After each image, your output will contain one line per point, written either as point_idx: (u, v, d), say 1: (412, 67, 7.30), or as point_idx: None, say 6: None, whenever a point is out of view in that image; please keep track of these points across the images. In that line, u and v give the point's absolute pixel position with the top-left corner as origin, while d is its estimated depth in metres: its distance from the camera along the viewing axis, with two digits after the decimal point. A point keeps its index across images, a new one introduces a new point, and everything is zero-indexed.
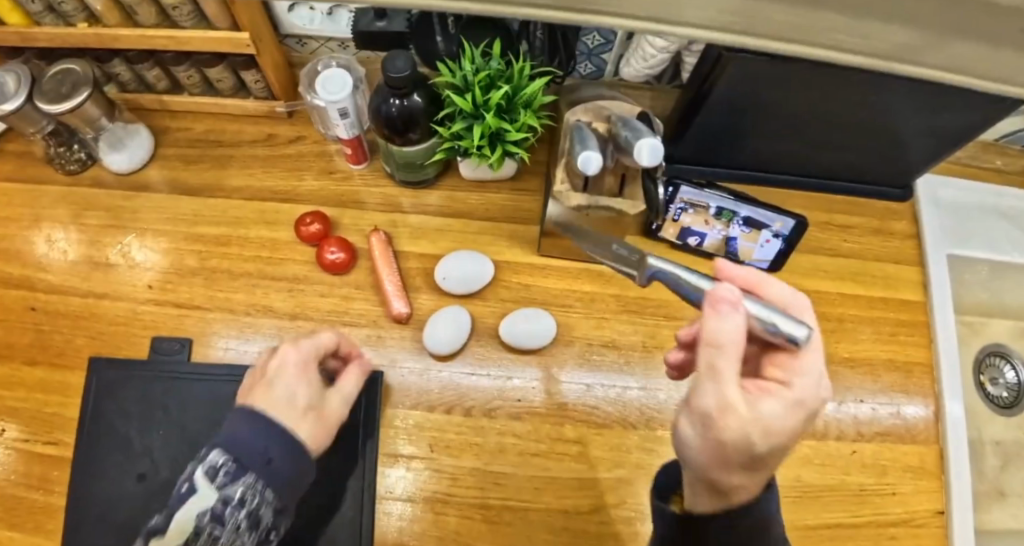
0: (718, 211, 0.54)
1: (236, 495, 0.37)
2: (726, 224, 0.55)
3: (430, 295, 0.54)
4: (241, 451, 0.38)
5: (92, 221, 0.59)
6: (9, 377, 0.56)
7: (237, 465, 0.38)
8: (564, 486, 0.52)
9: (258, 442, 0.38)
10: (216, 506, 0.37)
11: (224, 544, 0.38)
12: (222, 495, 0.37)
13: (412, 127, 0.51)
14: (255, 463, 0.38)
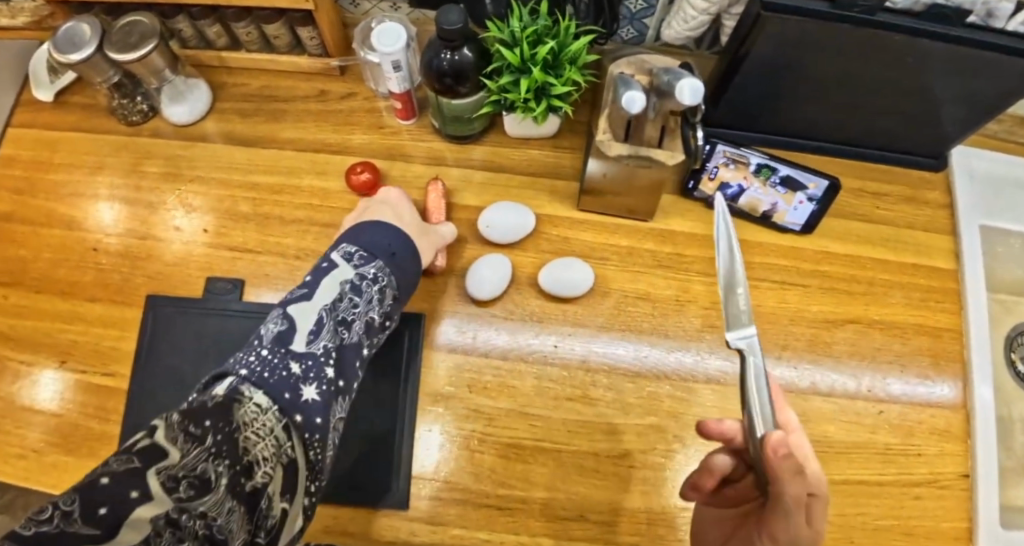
0: (757, 168, 0.55)
1: (369, 272, 0.47)
2: (764, 182, 0.56)
3: (472, 244, 0.57)
4: (370, 245, 0.48)
5: (152, 169, 0.62)
6: (73, 313, 0.60)
7: (368, 253, 0.48)
8: (596, 430, 0.54)
9: (388, 240, 0.49)
10: (355, 280, 0.46)
11: (362, 309, 0.45)
12: (358, 270, 0.46)
13: (461, 81, 0.53)
14: (380, 254, 0.48)
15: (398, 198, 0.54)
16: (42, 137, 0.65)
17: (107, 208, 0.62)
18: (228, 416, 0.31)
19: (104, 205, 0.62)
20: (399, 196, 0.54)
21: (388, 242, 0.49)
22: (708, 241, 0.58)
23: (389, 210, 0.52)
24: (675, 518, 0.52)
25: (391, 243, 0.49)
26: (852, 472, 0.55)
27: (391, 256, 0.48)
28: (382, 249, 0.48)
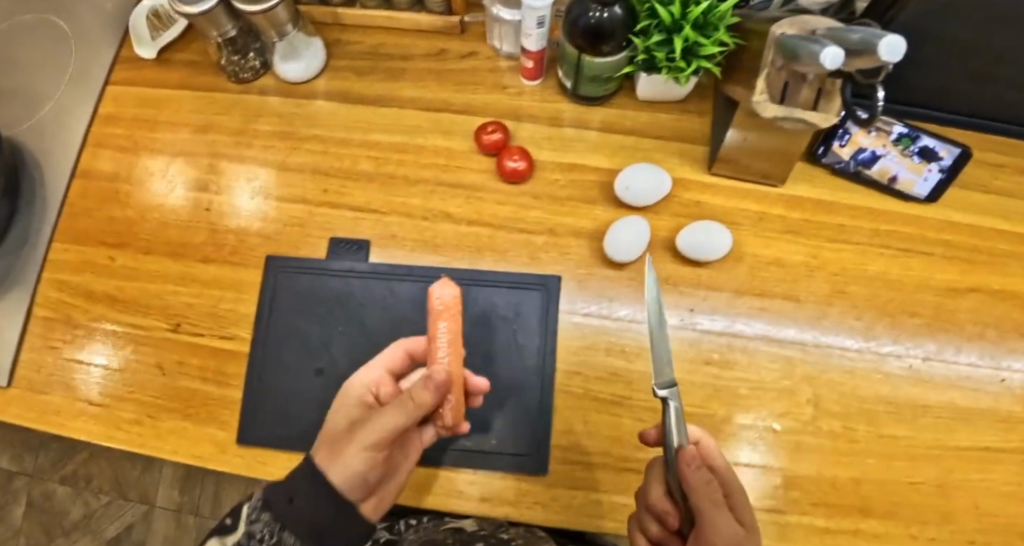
0: (900, 136, 0.58)
1: (258, 530, 0.37)
2: (903, 151, 0.58)
3: (607, 206, 0.56)
4: (287, 511, 0.37)
5: (264, 127, 0.61)
6: (183, 274, 0.58)
7: (277, 521, 0.37)
8: (734, 393, 0.53)
9: (354, 464, 0.37)
10: (246, 543, 0.37)
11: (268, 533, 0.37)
12: (247, 529, 0.37)
13: (604, 40, 0.51)
14: (328, 439, 0.39)
15: (368, 369, 0.43)
16: (145, 95, 0.64)
17: (179, 177, 0.61)
18: None
19: (171, 172, 0.61)
20: (370, 374, 0.43)
21: (333, 459, 0.38)
22: (834, 208, 0.59)
23: (359, 379, 0.43)
24: (810, 483, 0.52)
25: (348, 464, 0.37)
26: (980, 439, 0.54)
27: (358, 474, 0.37)
28: (326, 441, 0.39)
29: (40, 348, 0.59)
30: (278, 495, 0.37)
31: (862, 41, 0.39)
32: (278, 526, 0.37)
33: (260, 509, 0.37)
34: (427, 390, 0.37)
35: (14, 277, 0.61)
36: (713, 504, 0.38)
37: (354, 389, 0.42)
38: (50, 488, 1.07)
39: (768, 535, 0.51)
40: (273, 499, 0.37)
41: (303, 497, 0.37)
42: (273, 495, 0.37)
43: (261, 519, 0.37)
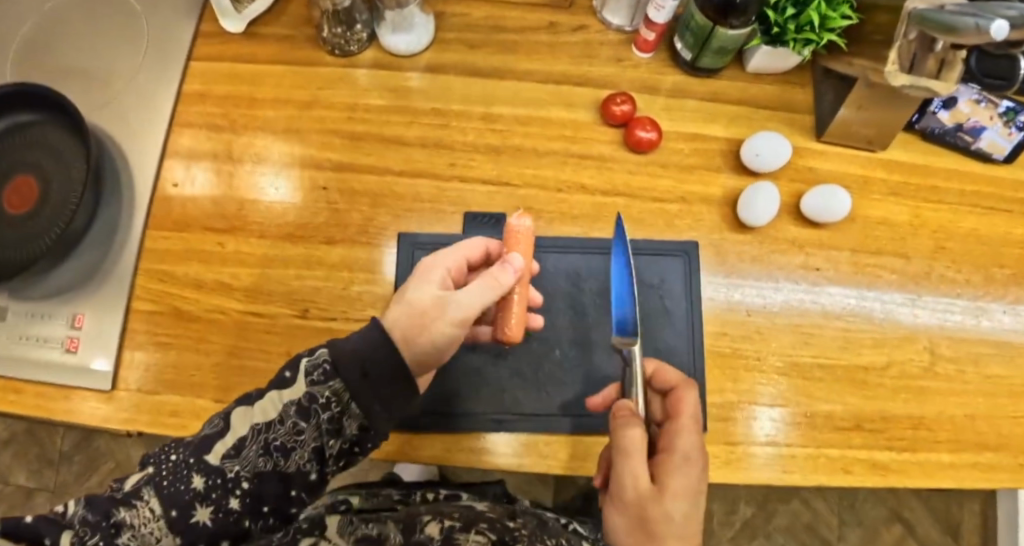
0: (1006, 109, 0.63)
1: (321, 397, 0.38)
2: (1007, 122, 0.63)
3: (730, 173, 0.58)
4: (339, 357, 0.38)
5: (375, 102, 0.59)
6: (307, 256, 0.56)
7: (332, 372, 0.38)
8: (863, 343, 0.58)
9: (402, 320, 0.40)
10: (303, 398, 0.37)
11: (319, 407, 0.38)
12: (309, 391, 0.37)
13: (736, 14, 0.53)
14: (396, 301, 0.41)
15: (444, 249, 0.46)
16: (236, 71, 0.60)
17: (198, 171, 0.58)
18: (224, 471, 0.35)
19: (195, 166, 0.59)
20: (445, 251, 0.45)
21: (399, 316, 0.40)
22: (929, 171, 0.63)
23: (435, 253, 0.45)
24: (935, 423, 0.57)
25: (409, 321, 0.40)
26: None
27: (403, 334, 0.40)
28: (398, 306, 0.41)
29: (143, 345, 0.54)
30: (345, 351, 0.38)
31: (1021, 15, 0.44)
32: (337, 376, 0.38)
33: (322, 366, 0.38)
34: (505, 278, 0.41)
35: (104, 272, 0.56)
36: (624, 454, 0.41)
37: (433, 261, 0.45)
38: (75, 502, 1.05)
39: (904, 471, 0.55)
40: (342, 363, 0.38)
41: (377, 352, 0.38)
42: (342, 353, 0.38)
43: (325, 370, 0.38)
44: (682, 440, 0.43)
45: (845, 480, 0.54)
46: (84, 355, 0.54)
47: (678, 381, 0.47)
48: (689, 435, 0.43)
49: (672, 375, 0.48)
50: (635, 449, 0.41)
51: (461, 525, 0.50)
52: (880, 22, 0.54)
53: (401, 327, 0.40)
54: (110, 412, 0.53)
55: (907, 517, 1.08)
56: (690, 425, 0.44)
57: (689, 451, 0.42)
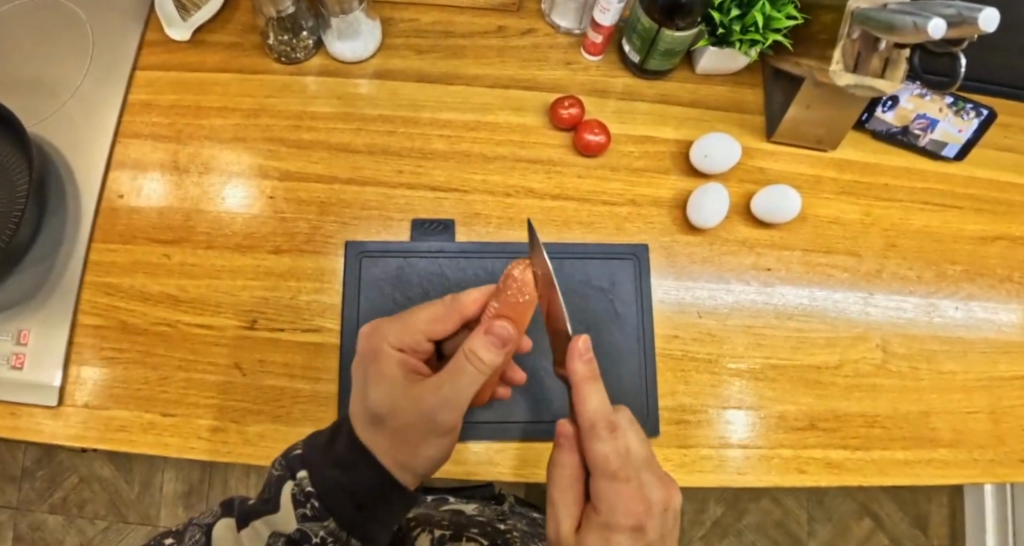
0: (953, 100, 0.63)
1: (312, 532, 0.37)
2: (955, 113, 0.63)
3: (680, 175, 0.59)
4: (330, 492, 0.37)
5: (322, 110, 0.58)
6: (255, 267, 0.55)
7: (324, 508, 0.37)
8: (815, 344, 0.58)
9: (384, 440, 0.38)
10: (293, 533, 0.37)
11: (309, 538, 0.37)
12: (300, 526, 0.37)
13: (680, 17, 0.52)
14: (364, 415, 0.39)
15: (400, 332, 0.43)
16: (182, 80, 0.60)
17: (154, 181, 0.58)
18: None
19: (150, 176, 0.58)
20: (399, 336, 0.43)
21: (381, 438, 0.38)
22: (880, 168, 0.64)
23: (390, 339, 0.43)
24: (888, 420, 0.57)
25: (392, 442, 0.38)
26: (1017, 368, 0.61)
27: (391, 457, 0.38)
28: (372, 425, 0.39)
29: (91, 360, 0.53)
30: (329, 475, 0.37)
31: (959, 14, 0.43)
32: (327, 513, 0.37)
33: (306, 499, 0.37)
34: (492, 353, 0.38)
35: (50, 284, 0.54)
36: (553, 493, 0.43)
37: (389, 355, 0.42)
38: (40, 518, 1.04)
39: (857, 469, 0.56)
40: (331, 500, 0.37)
41: (359, 478, 0.37)
42: (330, 486, 0.37)
43: (309, 499, 0.37)
44: (603, 494, 0.39)
45: (800, 480, 0.55)
46: (34, 372, 0.52)
47: (597, 417, 0.39)
48: (612, 486, 0.39)
49: (592, 407, 0.39)
50: (562, 493, 0.42)
51: (444, 531, 0.60)
52: (824, 20, 0.53)
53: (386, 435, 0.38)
54: (55, 429, 0.51)
55: (876, 510, 1.12)
56: (616, 470, 0.39)
57: (609, 510, 0.39)
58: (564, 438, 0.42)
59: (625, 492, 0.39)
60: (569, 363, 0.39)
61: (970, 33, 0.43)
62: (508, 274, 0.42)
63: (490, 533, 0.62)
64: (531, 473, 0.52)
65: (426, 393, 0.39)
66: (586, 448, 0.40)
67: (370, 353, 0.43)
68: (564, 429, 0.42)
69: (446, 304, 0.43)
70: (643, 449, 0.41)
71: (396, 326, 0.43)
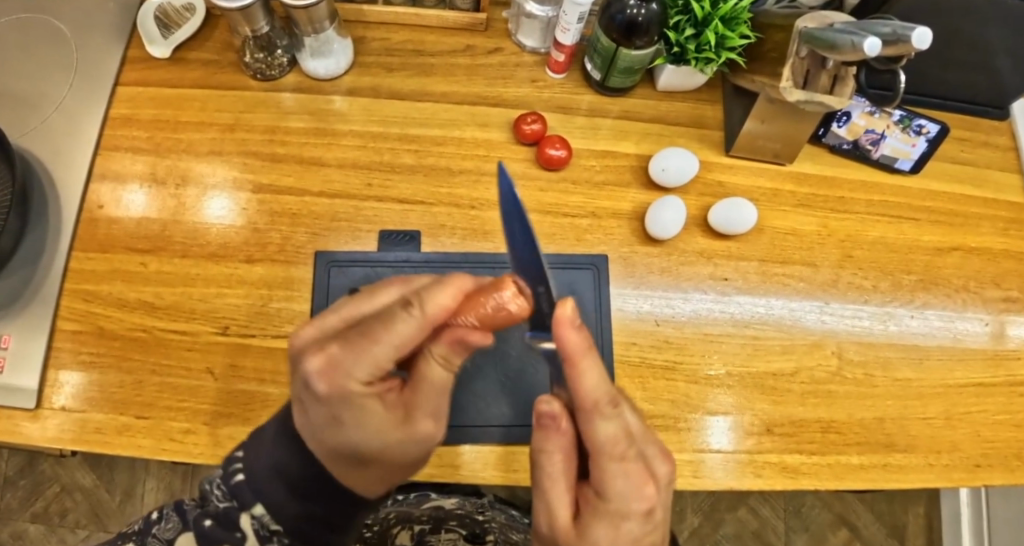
0: (900, 117, 0.67)
1: None
2: (903, 129, 0.67)
3: (640, 188, 0.61)
4: (296, 527, 0.38)
5: (296, 124, 0.61)
6: (229, 275, 0.57)
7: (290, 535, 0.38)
8: (771, 351, 0.60)
9: (371, 472, 0.38)
10: None
11: None
12: None
13: (637, 35, 0.55)
14: (347, 457, 0.36)
15: (365, 364, 0.34)
16: (162, 95, 0.62)
17: (137, 192, 0.60)
18: None
19: (131, 187, 0.60)
20: (369, 371, 0.34)
21: (368, 472, 0.38)
22: (837, 182, 0.66)
23: (359, 378, 0.34)
24: (844, 426, 0.59)
25: (379, 473, 0.38)
26: (971, 375, 0.62)
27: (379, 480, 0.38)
28: (355, 464, 0.37)
29: (69, 365, 0.55)
30: (289, 514, 0.38)
31: (893, 33, 0.45)
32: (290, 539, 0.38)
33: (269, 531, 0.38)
34: (461, 356, 0.38)
35: (32, 289, 0.56)
36: (540, 484, 0.38)
37: (362, 396, 0.35)
38: (21, 527, 1.05)
39: (814, 475, 0.57)
40: (297, 530, 0.38)
41: (324, 508, 0.38)
42: (296, 517, 0.38)
43: (275, 534, 0.38)
44: (608, 479, 0.36)
45: (756, 483, 0.56)
46: (12, 377, 0.54)
47: (598, 395, 0.35)
48: (619, 472, 0.36)
49: (592, 383, 0.35)
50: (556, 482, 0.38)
51: (423, 526, 0.65)
52: (776, 39, 0.56)
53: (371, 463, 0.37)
54: (33, 431, 0.53)
55: (853, 521, 1.14)
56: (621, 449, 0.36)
57: (622, 497, 0.35)
58: (550, 417, 0.37)
59: (636, 473, 0.36)
60: (562, 334, 0.34)
61: (904, 50, 0.45)
62: (501, 298, 0.35)
63: (470, 525, 0.66)
64: (494, 476, 0.53)
65: (416, 423, 0.37)
66: (586, 429, 0.36)
67: (332, 397, 0.34)
68: (553, 407, 0.37)
69: (417, 318, 0.34)
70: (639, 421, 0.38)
71: (356, 355, 0.34)
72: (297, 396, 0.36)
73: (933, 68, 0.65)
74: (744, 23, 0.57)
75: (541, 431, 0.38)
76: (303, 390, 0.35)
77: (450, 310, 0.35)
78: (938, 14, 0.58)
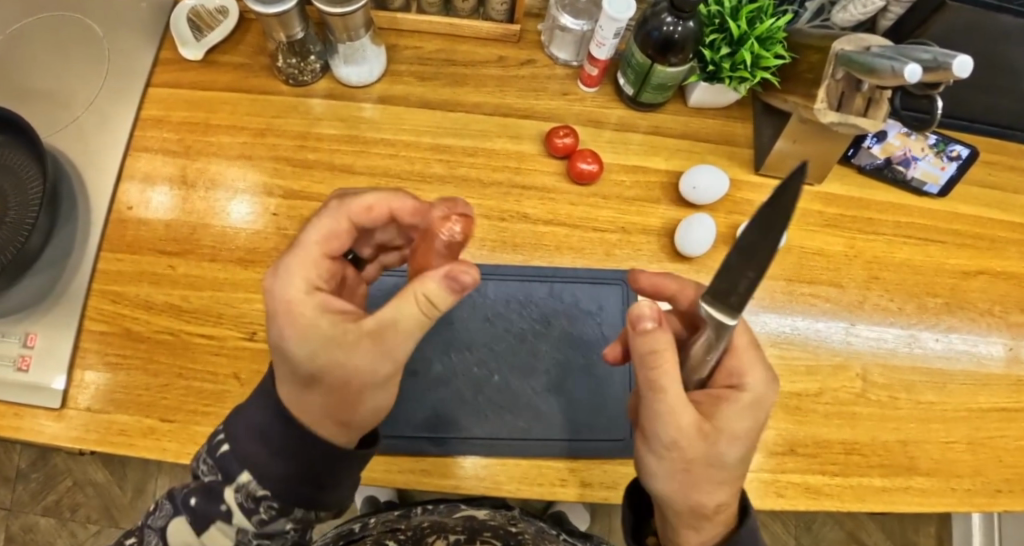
0: (934, 141, 0.67)
1: (241, 489, 0.36)
2: (936, 154, 0.67)
3: (670, 205, 0.61)
4: (247, 442, 0.36)
5: (328, 131, 0.61)
6: (257, 280, 0.57)
7: (242, 458, 0.36)
8: (795, 371, 0.60)
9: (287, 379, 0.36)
10: (224, 493, 0.36)
11: (234, 480, 0.36)
12: (228, 482, 0.36)
13: (672, 53, 0.55)
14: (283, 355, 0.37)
15: (306, 268, 0.37)
16: (194, 98, 0.62)
17: (165, 194, 0.60)
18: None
19: (159, 189, 0.60)
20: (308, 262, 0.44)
21: (305, 397, 0.36)
22: (865, 203, 0.66)
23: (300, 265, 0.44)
24: (867, 448, 0.59)
25: (326, 404, 0.36)
26: (996, 400, 0.62)
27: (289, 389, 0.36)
28: (290, 382, 0.36)
29: (94, 365, 0.55)
30: (250, 440, 0.36)
31: (934, 59, 0.45)
32: (246, 467, 0.36)
33: (213, 467, 0.37)
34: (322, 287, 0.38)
35: (59, 288, 0.56)
36: (651, 442, 0.37)
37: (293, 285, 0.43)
38: (32, 520, 1.05)
39: (836, 496, 0.57)
40: (246, 445, 0.36)
41: (273, 423, 0.36)
42: (238, 461, 0.36)
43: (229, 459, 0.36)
44: (723, 449, 0.36)
45: (777, 503, 0.56)
46: (38, 376, 0.54)
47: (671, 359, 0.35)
48: (732, 439, 0.36)
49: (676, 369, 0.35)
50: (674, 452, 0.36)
51: (459, 536, 0.62)
52: (811, 60, 0.56)
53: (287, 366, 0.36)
54: (57, 431, 0.53)
55: (863, 539, 1.14)
56: (734, 408, 0.37)
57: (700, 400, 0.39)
58: (647, 374, 0.36)
59: (744, 438, 0.37)
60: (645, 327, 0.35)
61: (944, 77, 0.45)
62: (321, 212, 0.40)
63: (504, 538, 0.63)
64: (517, 490, 0.53)
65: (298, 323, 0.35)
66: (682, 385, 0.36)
67: None
68: (655, 367, 0.35)
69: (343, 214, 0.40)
70: (755, 387, 0.38)
71: (308, 262, 0.37)
72: None
73: (965, 92, 0.65)
74: (778, 43, 0.57)
75: (653, 390, 0.36)
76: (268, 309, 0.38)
77: (370, 211, 0.40)
78: (972, 41, 0.58)
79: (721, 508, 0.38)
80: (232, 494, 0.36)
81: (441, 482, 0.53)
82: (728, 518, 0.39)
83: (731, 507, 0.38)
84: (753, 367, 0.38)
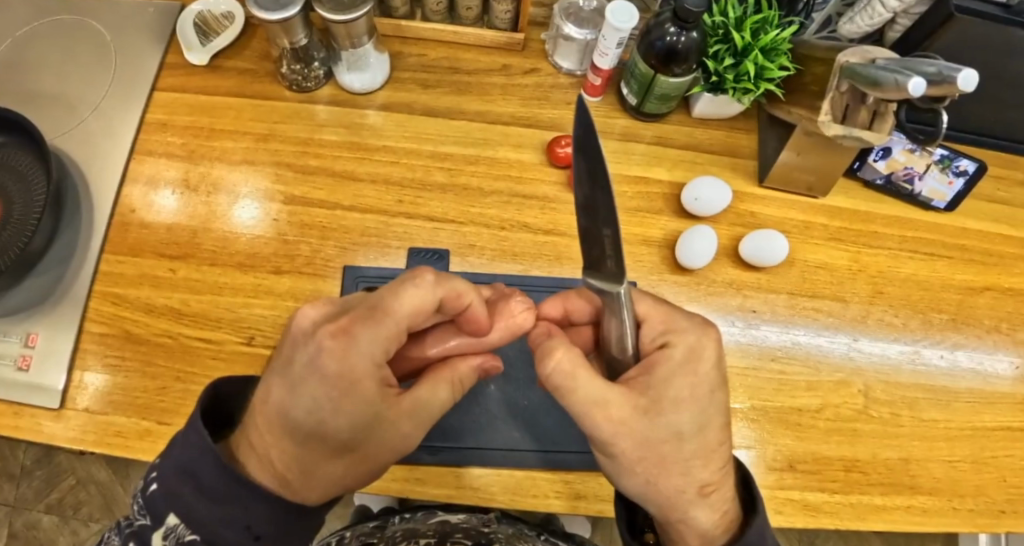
0: (940, 157, 0.66)
1: (162, 521, 0.37)
2: (943, 170, 0.66)
3: (672, 216, 0.61)
4: (168, 479, 0.37)
5: (331, 137, 0.62)
6: (257, 285, 0.57)
7: (163, 491, 0.37)
8: (796, 387, 0.59)
9: (305, 450, 0.36)
10: (149, 524, 0.37)
11: (157, 509, 0.37)
12: (152, 513, 0.37)
13: (675, 62, 0.55)
14: (298, 424, 0.36)
15: (381, 341, 0.37)
16: (198, 102, 0.63)
17: (168, 196, 0.60)
18: None
19: (163, 191, 0.60)
20: (329, 315, 0.39)
21: (325, 466, 0.37)
22: (870, 217, 0.65)
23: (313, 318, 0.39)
24: (868, 466, 0.58)
25: (344, 475, 0.38)
26: (1002, 419, 0.61)
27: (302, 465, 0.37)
28: (310, 452, 0.37)
29: (94, 366, 0.55)
30: (173, 475, 0.37)
31: (939, 73, 0.45)
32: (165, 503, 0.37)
33: (144, 507, 0.38)
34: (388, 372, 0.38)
35: (61, 290, 0.57)
36: (600, 445, 0.39)
37: (308, 338, 0.37)
38: (34, 517, 1.06)
39: (836, 513, 0.56)
40: (166, 477, 0.37)
41: (192, 461, 0.36)
42: (166, 505, 0.37)
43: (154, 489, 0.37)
44: (665, 419, 0.37)
45: (776, 520, 0.55)
46: (37, 375, 0.54)
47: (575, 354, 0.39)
48: (669, 407, 0.37)
49: (581, 370, 0.38)
50: (617, 444, 0.38)
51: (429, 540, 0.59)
52: (816, 72, 0.55)
53: (310, 437, 0.36)
54: (55, 431, 0.53)
55: None
56: (664, 376, 0.38)
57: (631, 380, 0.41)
58: (558, 378, 0.38)
59: (682, 402, 0.38)
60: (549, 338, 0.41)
61: (949, 91, 0.44)
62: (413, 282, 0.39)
63: (476, 538, 0.59)
64: (511, 500, 0.53)
65: (353, 405, 0.36)
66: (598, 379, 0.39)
67: (294, 334, 0.38)
68: (560, 365, 0.38)
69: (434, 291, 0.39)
70: (680, 341, 0.40)
71: (387, 334, 0.37)
72: (278, 354, 0.39)
73: (973, 106, 0.64)
74: (783, 54, 0.56)
75: (563, 394, 0.38)
76: (308, 364, 0.36)
77: (456, 294, 0.40)
78: (981, 55, 0.57)
79: (700, 484, 0.38)
80: (162, 536, 0.37)
81: (435, 491, 0.53)
82: (716, 497, 0.39)
83: (715, 482, 0.38)
84: (670, 324, 0.41)
